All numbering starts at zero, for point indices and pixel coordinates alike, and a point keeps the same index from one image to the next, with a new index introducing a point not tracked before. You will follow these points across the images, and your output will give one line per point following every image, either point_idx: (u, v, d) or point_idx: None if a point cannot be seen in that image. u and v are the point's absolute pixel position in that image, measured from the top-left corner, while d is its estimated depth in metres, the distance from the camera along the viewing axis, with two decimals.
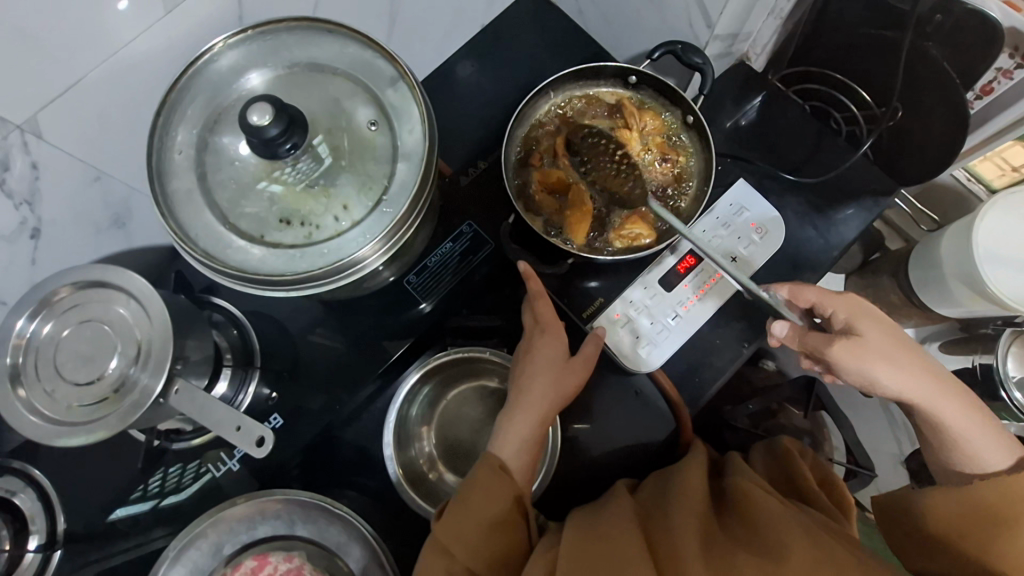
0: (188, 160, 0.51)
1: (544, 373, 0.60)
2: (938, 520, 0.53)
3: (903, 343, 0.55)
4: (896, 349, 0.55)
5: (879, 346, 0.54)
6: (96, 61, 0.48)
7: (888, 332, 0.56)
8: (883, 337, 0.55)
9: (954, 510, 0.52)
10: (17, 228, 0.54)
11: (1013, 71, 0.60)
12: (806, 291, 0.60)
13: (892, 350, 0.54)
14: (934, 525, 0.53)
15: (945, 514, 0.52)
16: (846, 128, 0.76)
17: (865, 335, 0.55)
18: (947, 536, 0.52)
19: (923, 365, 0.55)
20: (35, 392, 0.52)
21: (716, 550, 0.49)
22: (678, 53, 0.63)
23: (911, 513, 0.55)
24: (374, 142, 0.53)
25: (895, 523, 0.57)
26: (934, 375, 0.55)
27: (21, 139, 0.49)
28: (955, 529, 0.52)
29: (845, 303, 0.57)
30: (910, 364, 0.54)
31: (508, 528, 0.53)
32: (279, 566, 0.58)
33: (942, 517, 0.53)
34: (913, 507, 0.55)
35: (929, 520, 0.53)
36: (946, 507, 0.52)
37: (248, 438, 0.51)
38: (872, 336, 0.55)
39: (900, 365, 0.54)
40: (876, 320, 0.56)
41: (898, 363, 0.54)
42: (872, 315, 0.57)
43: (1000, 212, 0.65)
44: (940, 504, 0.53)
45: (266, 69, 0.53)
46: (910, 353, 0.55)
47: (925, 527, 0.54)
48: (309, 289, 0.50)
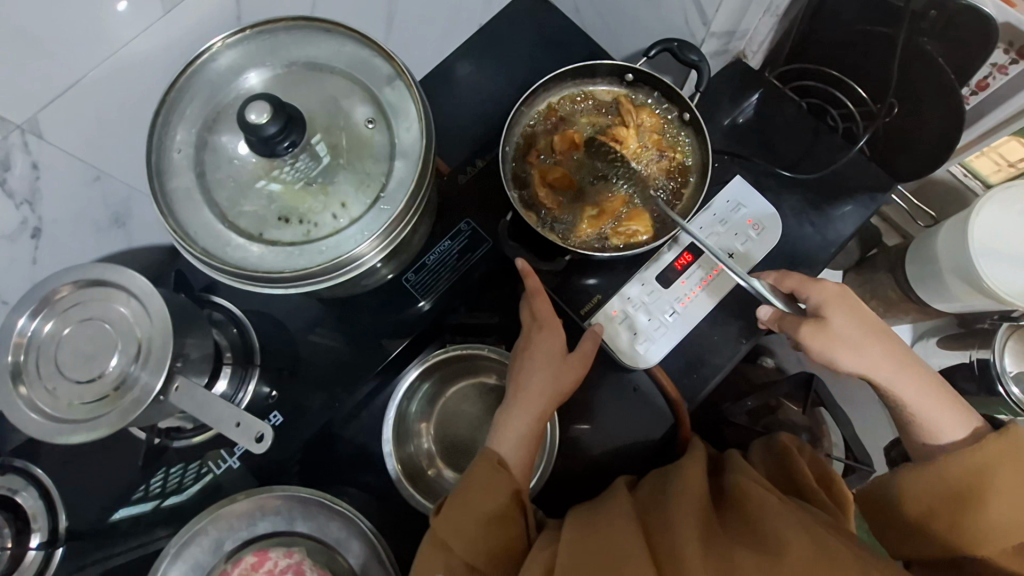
0: (187, 159, 0.51)
1: (542, 369, 0.60)
2: (915, 504, 0.53)
3: (869, 329, 0.57)
4: (862, 335, 0.56)
5: (846, 333, 0.56)
6: (95, 61, 0.49)
7: (857, 317, 0.57)
8: (851, 323, 0.56)
9: (930, 491, 0.52)
10: (18, 227, 0.55)
11: (1009, 66, 0.61)
12: (788, 277, 0.60)
13: (857, 336, 0.56)
14: (912, 509, 0.54)
15: (921, 497, 0.53)
16: (842, 124, 0.76)
17: (834, 321, 0.56)
18: (926, 518, 0.53)
19: (888, 349, 0.57)
20: (36, 390, 0.52)
21: (717, 545, 0.49)
22: (674, 50, 0.64)
23: (889, 499, 0.56)
24: (372, 140, 0.53)
25: (875, 509, 0.57)
26: (899, 358, 0.57)
27: (22, 139, 0.49)
28: (932, 512, 0.52)
29: (823, 289, 0.57)
30: (874, 350, 0.56)
31: (508, 523, 0.54)
32: (279, 562, 0.58)
33: (920, 501, 0.53)
34: (891, 493, 0.55)
35: (908, 504, 0.54)
36: (920, 489, 0.53)
37: (247, 433, 0.51)
38: (841, 321, 0.56)
39: (862, 351, 0.56)
40: (847, 307, 0.57)
41: (859, 349, 0.56)
42: (848, 301, 0.57)
43: (994, 206, 0.65)
44: (910, 489, 0.54)
45: (264, 68, 0.53)
46: (876, 337, 0.57)
47: (905, 514, 0.54)
48: (307, 285, 0.50)
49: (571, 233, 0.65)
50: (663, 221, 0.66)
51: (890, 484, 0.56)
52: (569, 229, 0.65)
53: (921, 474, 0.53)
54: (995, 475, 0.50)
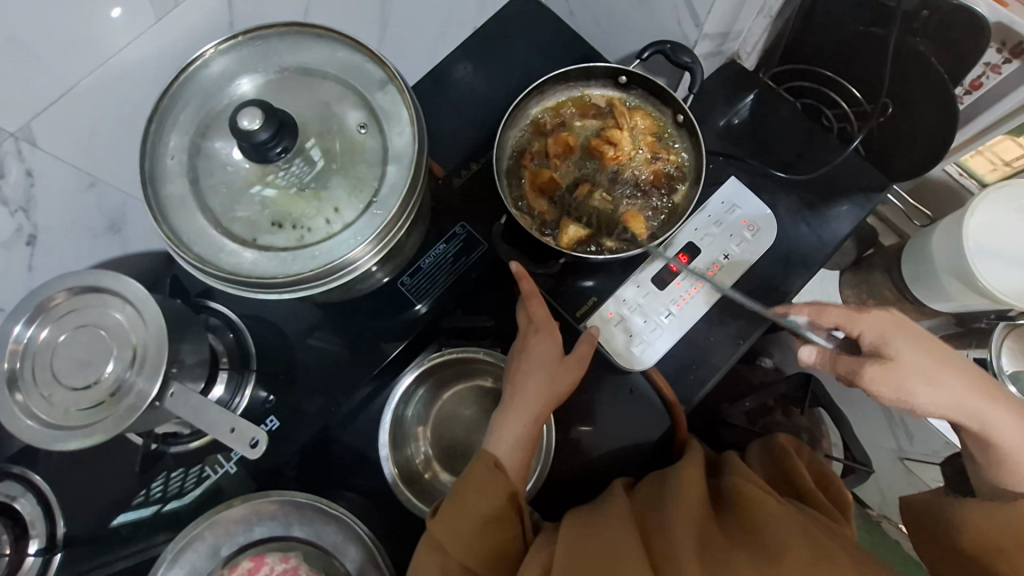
0: (181, 165, 0.52)
1: (538, 373, 0.60)
2: (975, 535, 0.52)
3: (943, 359, 0.53)
4: (933, 365, 0.52)
5: (919, 368, 0.52)
6: (87, 69, 0.49)
7: (925, 348, 0.53)
8: (919, 356, 0.52)
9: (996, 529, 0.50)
10: (13, 235, 0.55)
11: (1002, 66, 0.61)
12: (828, 311, 0.57)
13: (931, 369, 0.52)
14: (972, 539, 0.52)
15: (982, 531, 0.51)
16: (837, 125, 0.76)
17: (900, 357, 0.52)
18: (979, 551, 0.51)
19: (963, 379, 0.53)
20: (32, 397, 0.52)
21: (714, 551, 0.48)
22: (667, 53, 0.64)
23: (948, 525, 0.54)
24: (365, 145, 0.53)
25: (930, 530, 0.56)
26: (975, 385, 0.53)
27: (16, 147, 0.49)
28: (990, 549, 0.50)
29: (878, 321, 0.54)
30: (950, 381, 0.52)
31: (503, 525, 0.54)
32: (276, 567, 0.59)
33: (981, 536, 0.51)
34: (954, 520, 0.54)
35: (967, 535, 0.52)
36: (984, 522, 0.51)
37: (242, 439, 0.51)
38: (908, 355, 0.52)
39: (940, 385, 0.52)
40: (909, 337, 0.53)
41: (937, 383, 0.52)
42: (909, 331, 0.53)
43: (989, 206, 0.65)
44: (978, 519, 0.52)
45: (257, 74, 0.53)
46: (948, 367, 0.53)
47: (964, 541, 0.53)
48: (301, 290, 0.50)
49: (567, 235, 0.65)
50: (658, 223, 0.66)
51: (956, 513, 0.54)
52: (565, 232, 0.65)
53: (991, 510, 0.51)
54: None
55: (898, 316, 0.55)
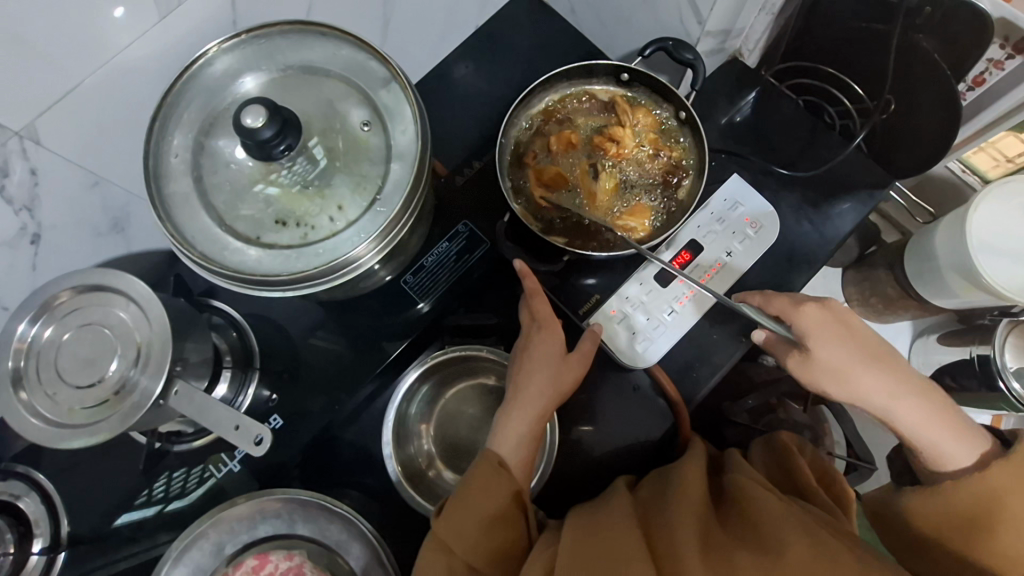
0: (185, 163, 0.52)
1: (541, 370, 0.60)
2: (925, 524, 0.53)
3: (864, 355, 0.56)
4: (848, 360, 0.55)
5: (830, 361, 0.56)
6: (92, 68, 0.49)
7: (846, 343, 0.56)
8: (838, 352, 0.56)
9: (943, 512, 0.52)
10: (17, 234, 0.55)
11: (1005, 62, 0.60)
12: (773, 300, 0.59)
13: (846, 363, 0.55)
14: (922, 528, 0.53)
15: (932, 516, 0.52)
16: (840, 122, 0.75)
17: (817, 349, 0.56)
18: (935, 538, 0.52)
19: (882, 371, 0.55)
20: (37, 395, 0.52)
21: (718, 550, 0.48)
22: (668, 49, 0.64)
23: (896, 516, 0.55)
24: (368, 143, 0.54)
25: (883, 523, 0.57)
26: (896, 375, 0.55)
27: (20, 145, 0.49)
28: (941, 531, 0.52)
29: (807, 318, 0.56)
30: (867, 377, 0.55)
31: (508, 523, 0.54)
32: (280, 565, 0.58)
33: (931, 522, 0.53)
34: (899, 510, 0.55)
35: (918, 525, 0.53)
36: (932, 510, 0.52)
37: (246, 437, 0.51)
38: (827, 350, 0.56)
39: (854, 378, 0.55)
40: (832, 331, 0.56)
41: (852, 376, 0.55)
42: (836, 325, 0.56)
43: (994, 200, 0.65)
44: (922, 507, 0.53)
45: (261, 72, 0.53)
46: (868, 363, 0.55)
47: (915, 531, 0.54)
48: (305, 289, 0.50)
49: (571, 233, 0.65)
50: (662, 220, 0.66)
51: (898, 504, 0.55)
52: (569, 230, 0.65)
53: (931, 494, 0.53)
54: (1005, 503, 0.49)
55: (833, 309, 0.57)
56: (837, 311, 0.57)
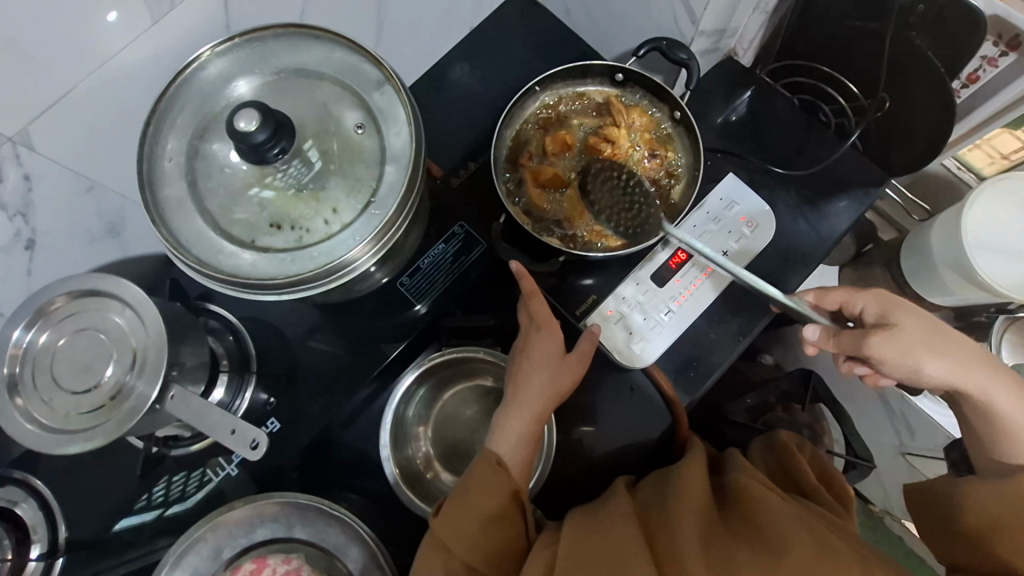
0: (179, 167, 0.52)
1: (540, 371, 0.60)
2: (975, 511, 0.52)
3: (946, 330, 0.53)
4: (932, 332, 0.52)
5: (917, 334, 0.52)
6: (85, 72, 0.49)
7: (927, 318, 0.53)
8: (920, 323, 0.52)
9: (991, 504, 0.51)
10: (12, 239, 0.55)
11: (998, 59, 0.60)
12: (831, 293, 0.58)
13: (936, 336, 0.52)
14: (972, 519, 0.52)
15: (985, 508, 0.51)
16: (835, 120, 0.76)
17: (905, 321, 0.52)
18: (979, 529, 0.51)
19: (963, 348, 0.53)
20: (33, 401, 0.52)
21: (719, 549, 0.48)
22: (663, 49, 0.64)
23: (951, 507, 0.55)
24: (362, 145, 0.53)
25: (935, 514, 0.56)
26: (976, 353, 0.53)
27: (13, 151, 0.49)
28: (989, 523, 0.51)
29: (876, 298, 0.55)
30: (952, 352, 0.52)
31: (507, 524, 0.53)
32: (278, 568, 0.59)
33: (981, 513, 0.51)
34: (955, 500, 0.54)
35: (968, 516, 0.53)
36: (986, 498, 0.51)
37: (242, 441, 0.51)
38: (912, 323, 0.52)
39: (943, 352, 0.51)
40: (911, 309, 0.54)
41: (941, 350, 0.51)
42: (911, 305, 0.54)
43: (988, 199, 0.65)
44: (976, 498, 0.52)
45: (253, 75, 0.53)
46: (952, 338, 0.53)
47: (964, 522, 0.53)
48: (301, 291, 0.50)
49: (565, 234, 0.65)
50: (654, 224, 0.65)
51: (956, 493, 0.54)
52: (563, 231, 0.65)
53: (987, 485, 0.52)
54: None
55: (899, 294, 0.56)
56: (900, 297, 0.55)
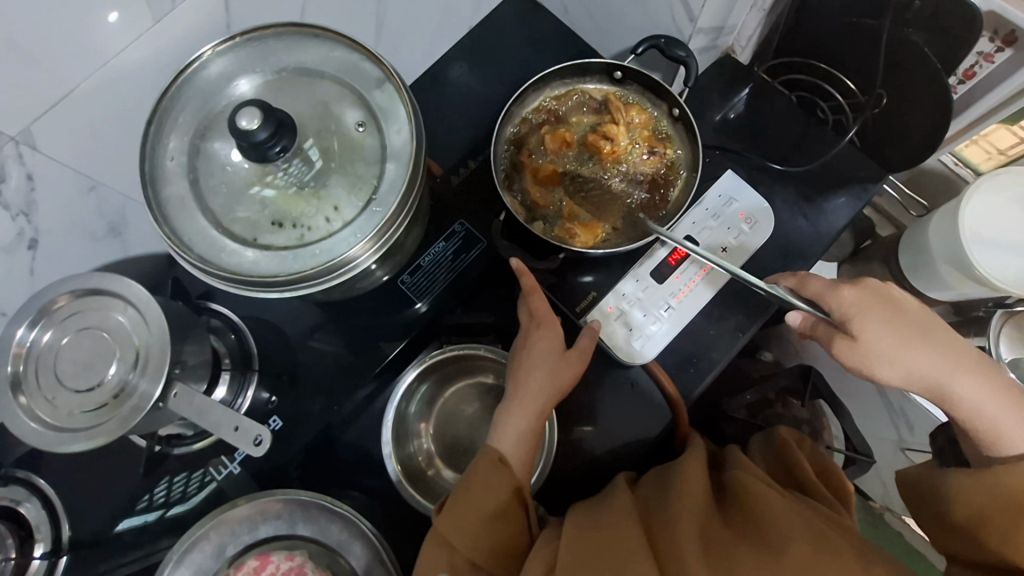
0: (180, 166, 0.52)
1: (541, 367, 0.60)
2: (967, 506, 0.50)
3: (911, 337, 0.53)
4: (889, 332, 0.53)
5: (873, 335, 0.53)
6: (87, 71, 0.49)
7: (894, 326, 0.53)
8: (878, 326, 0.53)
9: (982, 495, 0.49)
10: (15, 239, 0.55)
11: (995, 55, 0.61)
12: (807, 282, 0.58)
13: (896, 349, 0.53)
14: (965, 512, 0.51)
15: (975, 500, 0.50)
16: (833, 116, 0.76)
17: (865, 336, 0.53)
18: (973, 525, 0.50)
19: (929, 353, 0.53)
20: (36, 400, 0.52)
21: (719, 545, 0.48)
22: (661, 46, 0.64)
23: (940, 498, 0.53)
24: (363, 143, 0.54)
25: (924, 502, 0.55)
26: (947, 352, 0.53)
27: (16, 151, 0.50)
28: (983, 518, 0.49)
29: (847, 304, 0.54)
30: (914, 361, 0.53)
31: (510, 521, 0.54)
32: (281, 565, 0.58)
33: (973, 506, 0.50)
34: (944, 492, 0.53)
35: (959, 508, 0.51)
36: (976, 494, 0.50)
37: (246, 436, 0.52)
38: (874, 338, 0.53)
39: (900, 364, 0.53)
40: (880, 315, 0.54)
41: (900, 361, 0.53)
42: (880, 309, 0.54)
43: (986, 195, 0.66)
44: (966, 490, 0.51)
45: (255, 75, 0.54)
46: (917, 345, 0.53)
47: (957, 515, 0.51)
48: (302, 289, 0.50)
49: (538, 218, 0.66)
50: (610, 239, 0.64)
51: (945, 484, 0.53)
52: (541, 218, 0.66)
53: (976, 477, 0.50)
54: None
55: (873, 287, 0.55)
56: (872, 291, 0.55)
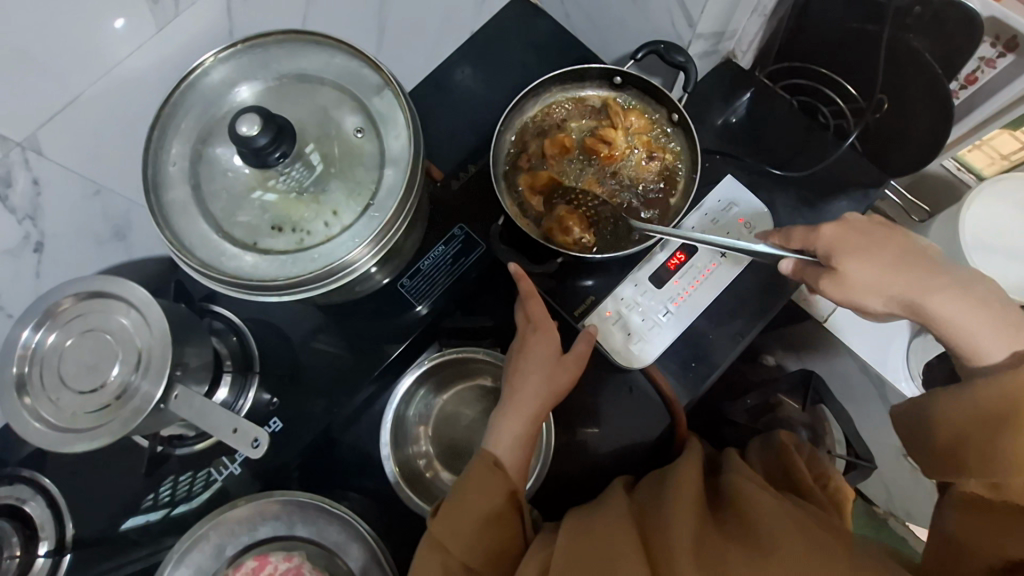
0: (182, 172, 0.53)
1: (536, 372, 0.60)
2: (950, 425, 0.50)
3: (885, 252, 0.55)
4: (872, 246, 0.55)
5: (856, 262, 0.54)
6: (91, 79, 0.50)
7: (874, 257, 0.55)
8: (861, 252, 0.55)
9: (964, 412, 0.49)
10: (20, 242, 0.56)
11: (997, 60, 0.60)
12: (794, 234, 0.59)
13: (872, 262, 0.54)
14: (948, 433, 0.50)
15: (957, 420, 0.49)
16: (834, 121, 0.77)
17: (846, 268, 0.55)
18: (957, 443, 0.49)
19: (920, 271, 0.54)
20: (40, 401, 0.53)
21: (709, 545, 0.48)
22: (660, 52, 0.64)
23: (927, 425, 0.52)
24: (362, 149, 0.54)
25: (919, 436, 0.53)
26: (929, 272, 0.54)
27: (23, 156, 0.50)
28: (965, 433, 0.49)
29: (833, 232, 0.56)
30: (894, 278, 0.54)
31: (503, 524, 0.54)
32: (279, 565, 0.59)
33: (954, 425, 0.49)
34: (930, 417, 0.52)
35: (943, 429, 0.50)
36: (955, 412, 0.49)
37: (244, 439, 0.52)
38: (849, 251, 0.55)
39: (876, 277, 0.54)
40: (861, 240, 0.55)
41: (875, 272, 0.54)
42: (859, 243, 0.55)
43: (988, 198, 0.66)
44: (947, 409, 0.50)
45: (256, 81, 0.54)
46: (890, 261, 0.54)
47: (939, 438, 0.51)
48: (301, 293, 0.51)
49: (540, 222, 0.66)
50: (607, 244, 0.64)
51: (928, 409, 0.52)
52: (541, 223, 0.66)
53: (956, 396, 0.49)
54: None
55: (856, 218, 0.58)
56: (856, 225, 0.57)
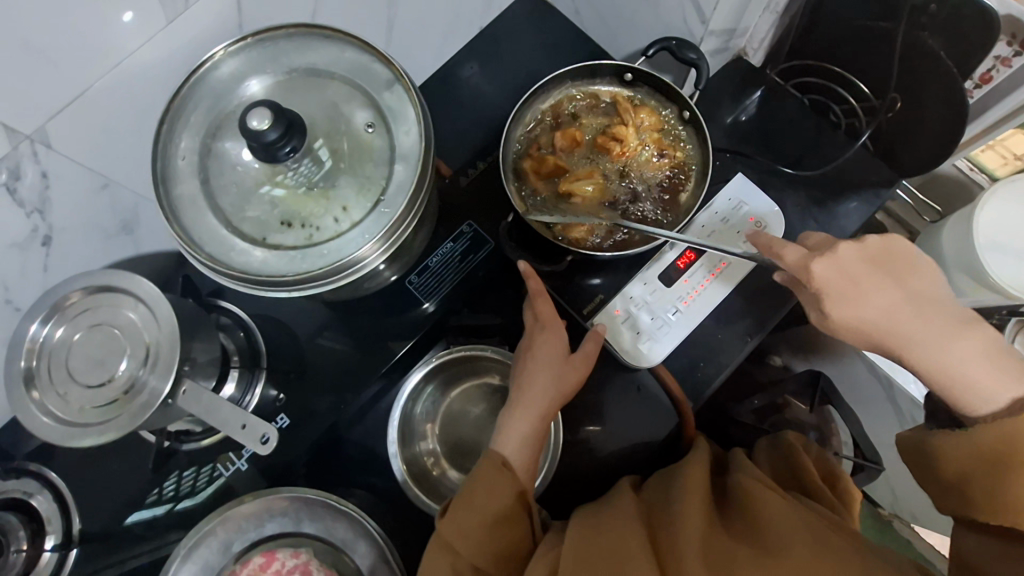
0: (191, 166, 0.52)
1: (544, 370, 0.60)
2: (958, 461, 0.49)
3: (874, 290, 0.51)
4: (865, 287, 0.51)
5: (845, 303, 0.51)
6: (100, 72, 0.50)
7: (869, 296, 0.51)
8: (856, 292, 0.51)
9: (973, 450, 0.48)
10: (29, 236, 0.56)
11: (1012, 59, 0.59)
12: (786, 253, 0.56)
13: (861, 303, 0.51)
14: (955, 467, 0.50)
15: (965, 458, 0.49)
16: (845, 120, 0.76)
17: (834, 314, 0.52)
18: (967, 477, 0.49)
19: (914, 315, 0.51)
20: (48, 394, 0.53)
21: (718, 543, 0.48)
22: (672, 49, 0.63)
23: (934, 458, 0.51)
24: (372, 144, 0.54)
25: (923, 466, 0.53)
26: (922, 314, 0.51)
27: (32, 149, 0.50)
28: (974, 471, 0.48)
29: (828, 266, 0.52)
30: (884, 317, 0.51)
31: (511, 523, 0.54)
32: (286, 562, 0.60)
33: (962, 461, 0.49)
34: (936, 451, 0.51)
35: (950, 463, 0.50)
36: (964, 451, 0.49)
37: (253, 435, 0.53)
38: (844, 293, 0.51)
39: (862, 317, 0.51)
40: (856, 277, 0.51)
41: (860, 313, 0.51)
42: (852, 281, 0.51)
43: (1001, 202, 0.65)
44: (955, 445, 0.50)
45: (266, 75, 0.54)
46: (881, 302, 0.51)
47: (946, 470, 0.50)
48: (310, 289, 0.50)
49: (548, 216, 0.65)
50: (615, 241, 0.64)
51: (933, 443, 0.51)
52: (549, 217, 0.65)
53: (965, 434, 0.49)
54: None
55: (849, 249, 0.52)
56: (854, 256, 0.52)
